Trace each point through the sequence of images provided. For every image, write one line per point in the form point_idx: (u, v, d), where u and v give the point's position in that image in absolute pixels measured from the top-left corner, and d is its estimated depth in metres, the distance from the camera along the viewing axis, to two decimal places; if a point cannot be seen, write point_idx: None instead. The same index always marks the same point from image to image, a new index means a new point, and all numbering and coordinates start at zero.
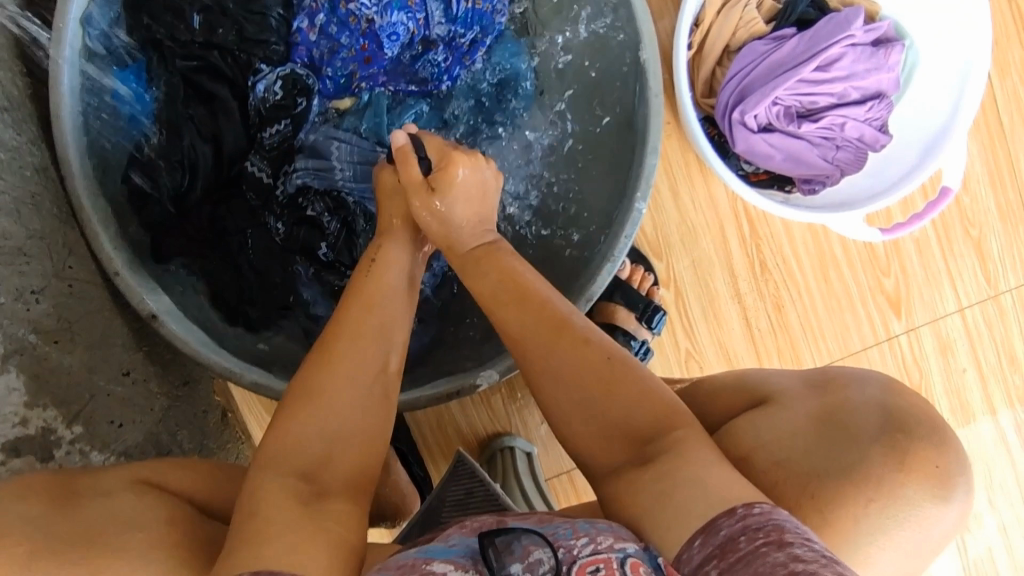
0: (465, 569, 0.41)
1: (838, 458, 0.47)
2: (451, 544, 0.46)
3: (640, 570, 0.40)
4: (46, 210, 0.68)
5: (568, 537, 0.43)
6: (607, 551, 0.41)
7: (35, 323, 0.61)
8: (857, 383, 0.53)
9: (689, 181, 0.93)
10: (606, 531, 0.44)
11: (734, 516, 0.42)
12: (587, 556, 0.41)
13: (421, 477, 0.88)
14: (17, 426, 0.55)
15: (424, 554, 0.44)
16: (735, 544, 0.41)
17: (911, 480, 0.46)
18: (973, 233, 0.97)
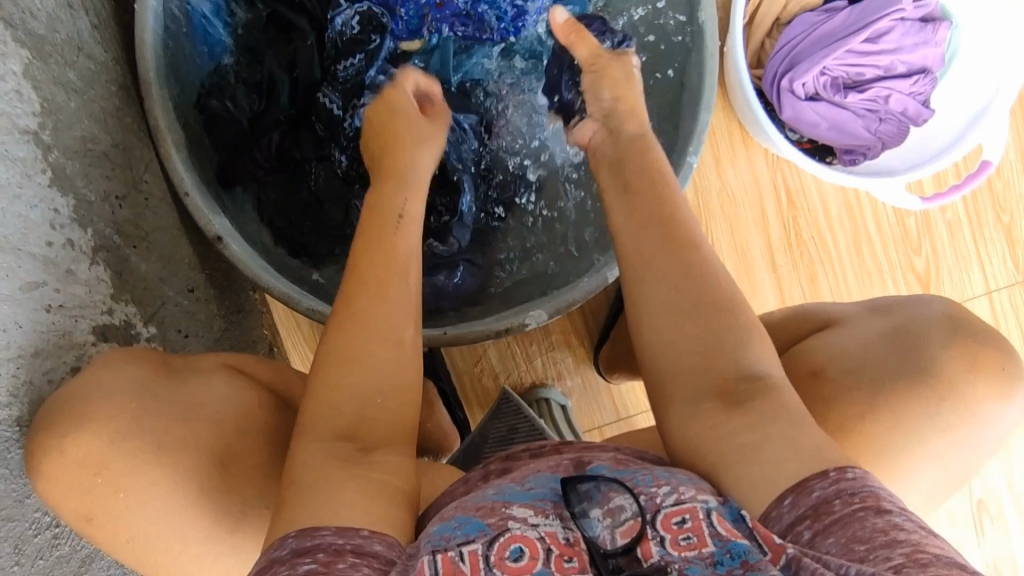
0: (546, 515, 0.43)
1: (900, 363, 0.54)
2: (527, 481, 0.47)
3: (723, 523, 0.42)
4: (128, 126, 0.71)
5: (648, 483, 0.45)
6: (691, 501, 0.43)
7: (118, 226, 0.64)
8: (919, 304, 0.58)
9: (731, 150, 0.96)
10: (688, 483, 0.45)
11: (828, 480, 0.43)
12: (671, 506, 0.43)
13: (460, 419, 0.91)
14: (104, 314, 0.58)
15: (504, 496, 0.45)
16: (830, 506, 0.41)
17: (981, 381, 0.53)
18: (1004, 218, 0.99)
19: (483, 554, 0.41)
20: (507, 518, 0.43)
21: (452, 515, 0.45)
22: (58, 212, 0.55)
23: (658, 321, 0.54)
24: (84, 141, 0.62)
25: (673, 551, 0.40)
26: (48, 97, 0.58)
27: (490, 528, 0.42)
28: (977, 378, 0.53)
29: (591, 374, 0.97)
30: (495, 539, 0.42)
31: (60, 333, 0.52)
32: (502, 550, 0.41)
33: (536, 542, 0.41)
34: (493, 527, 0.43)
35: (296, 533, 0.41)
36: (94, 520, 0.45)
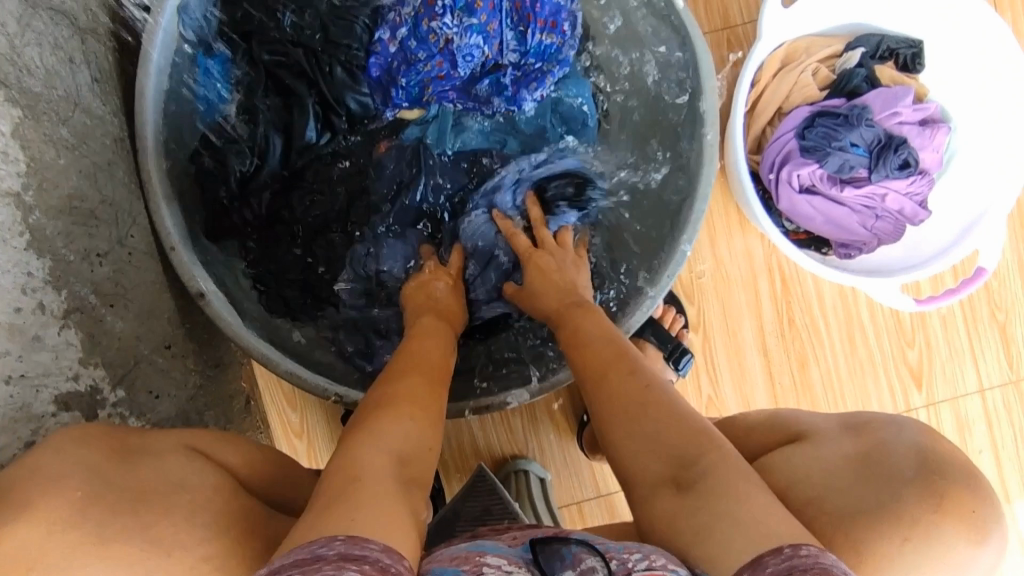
0: (519, 567, 0.43)
1: (868, 496, 0.51)
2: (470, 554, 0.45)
3: None
4: (119, 179, 0.71)
5: (619, 551, 0.44)
6: (663, 569, 0.42)
7: (97, 285, 0.63)
8: (892, 428, 0.56)
9: (728, 231, 0.96)
10: (658, 552, 0.44)
11: (781, 555, 0.41)
12: (643, 570, 0.41)
13: (435, 489, 0.88)
14: (69, 381, 0.56)
15: (454, 566, 0.42)
16: None
17: (951, 522, 0.49)
18: (999, 316, 0.98)
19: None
20: (482, 564, 0.43)
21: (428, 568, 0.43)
22: (32, 276, 0.54)
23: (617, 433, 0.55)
24: (71, 198, 0.61)
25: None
26: (36, 156, 0.58)
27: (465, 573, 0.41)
28: (973, 517, 0.50)
29: (573, 448, 0.95)
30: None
31: (19, 405, 0.50)
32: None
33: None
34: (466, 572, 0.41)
35: (344, 538, 0.38)
36: None
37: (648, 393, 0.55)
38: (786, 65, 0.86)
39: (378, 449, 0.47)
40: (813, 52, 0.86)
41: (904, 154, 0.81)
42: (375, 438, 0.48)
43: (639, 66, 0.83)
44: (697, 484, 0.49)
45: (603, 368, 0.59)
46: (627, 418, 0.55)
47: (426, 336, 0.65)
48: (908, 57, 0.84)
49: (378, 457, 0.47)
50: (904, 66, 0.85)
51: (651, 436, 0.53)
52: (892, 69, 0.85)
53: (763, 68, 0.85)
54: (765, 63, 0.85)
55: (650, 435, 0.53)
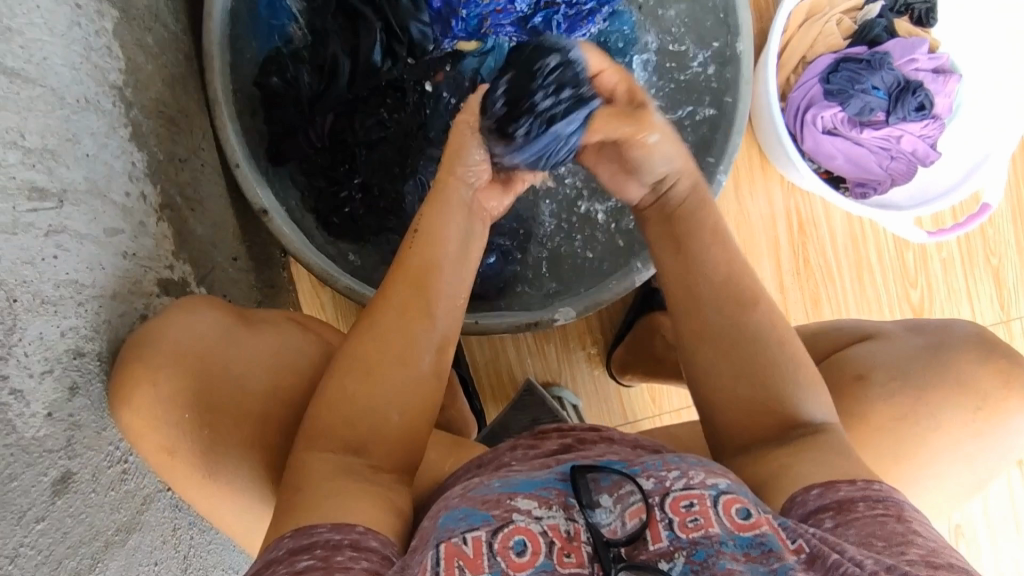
0: (549, 507, 0.44)
1: (935, 373, 0.60)
2: (533, 473, 0.48)
3: (734, 505, 0.43)
4: (190, 95, 0.73)
5: (659, 467, 0.46)
6: (701, 488, 0.44)
7: (180, 188, 0.66)
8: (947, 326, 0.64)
9: (751, 176, 1.02)
10: (697, 467, 0.46)
11: (856, 485, 0.46)
12: (680, 490, 0.44)
13: (478, 410, 0.93)
14: (167, 269, 0.59)
15: (510, 488, 0.46)
16: (854, 505, 0.45)
17: (1014, 395, 0.59)
18: (993, 260, 1.06)
19: (488, 541, 0.42)
20: (512, 509, 0.44)
21: (456, 507, 0.45)
22: (135, 166, 0.57)
23: (705, 347, 0.59)
24: (156, 103, 0.64)
25: (681, 536, 0.41)
26: (130, 57, 0.60)
27: (495, 521, 0.43)
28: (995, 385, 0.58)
29: (602, 377, 1.00)
30: (499, 528, 0.42)
31: (133, 280, 0.53)
32: (507, 540, 0.42)
33: (539, 535, 0.42)
34: (496, 519, 0.43)
35: (316, 528, 0.42)
36: (176, 452, 0.48)
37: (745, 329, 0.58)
38: (812, 17, 0.92)
39: (357, 412, 0.49)
40: (836, 4, 0.91)
41: (919, 92, 0.88)
42: (370, 393, 0.50)
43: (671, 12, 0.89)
44: (796, 440, 0.52)
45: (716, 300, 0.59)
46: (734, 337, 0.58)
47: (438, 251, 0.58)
48: (923, 11, 0.91)
49: (365, 418, 0.49)
50: (918, 20, 0.91)
51: (736, 364, 0.57)
52: (907, 23, 0.92)
53: (790, 18, 0.91)
54: (791, 15, 0.91)
55: (743, 382, 0.56)
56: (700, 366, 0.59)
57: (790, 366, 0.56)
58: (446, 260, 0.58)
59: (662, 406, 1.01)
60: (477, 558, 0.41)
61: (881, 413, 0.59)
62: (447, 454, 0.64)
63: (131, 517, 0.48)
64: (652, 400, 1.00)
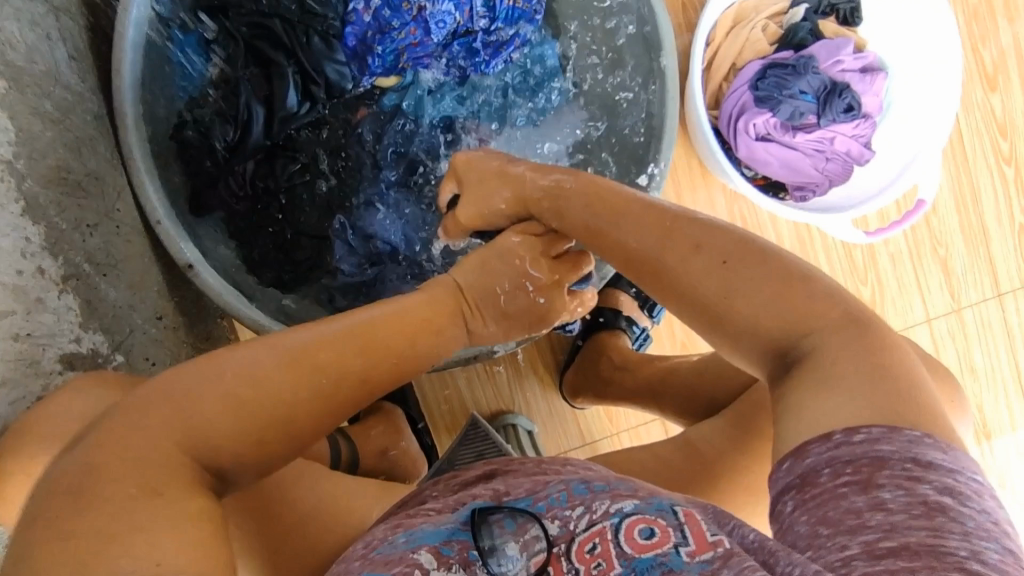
0: (449, 565, 0.40)
1: None
2: (441, 520, 0.44)
3: (635, 530, 0.40)
4: (101, 154, 0.71)
5: (563, 504, 0.43)
6: (602, 520, 0.41)
7: (89, 254, 0.64)
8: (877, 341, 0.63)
9: (692, 185, 1.01)
10: (601, 496, 0.43)
11: (829, 442, 0.39)
12: (584, 531, 0.41)
13: (428, 445, 0.92)
14: (72, 342, 0.58)
15: (415, 544, 0.42)
16: (818, 476, 0.39)
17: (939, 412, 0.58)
18: (940, 252, 1.06)
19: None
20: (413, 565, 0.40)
21: (354, 573, 0.41)
22: (29, 240, 0.56)
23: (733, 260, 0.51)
24: (58, 169, 0.62)
25: None
26: (24, 127, 0.59)
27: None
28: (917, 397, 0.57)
29: (558, 400, 0.99)
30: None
31: (27, 362, 0.52)
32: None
33: None
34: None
35: None
36: None
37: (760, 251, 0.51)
38: (737, 24, 0.91)
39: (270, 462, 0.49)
40: (760, 10, 0.91)
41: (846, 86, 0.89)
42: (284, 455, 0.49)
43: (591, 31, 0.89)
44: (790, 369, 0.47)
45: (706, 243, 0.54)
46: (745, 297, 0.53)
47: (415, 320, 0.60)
48: (848, 12, 0.91)
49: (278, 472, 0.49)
50: (844, 20, 0.92)
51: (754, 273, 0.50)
52: (834, 23, 0.92)
53: (716, 27, 0.91)
54: (716, 23, 0.91)
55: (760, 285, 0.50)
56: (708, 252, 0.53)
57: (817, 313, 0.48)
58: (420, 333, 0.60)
59: (619, 425, 0.99)
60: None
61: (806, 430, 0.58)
62: (378, 505, 0.62)
63: None
64: (609, 419, 0.99)
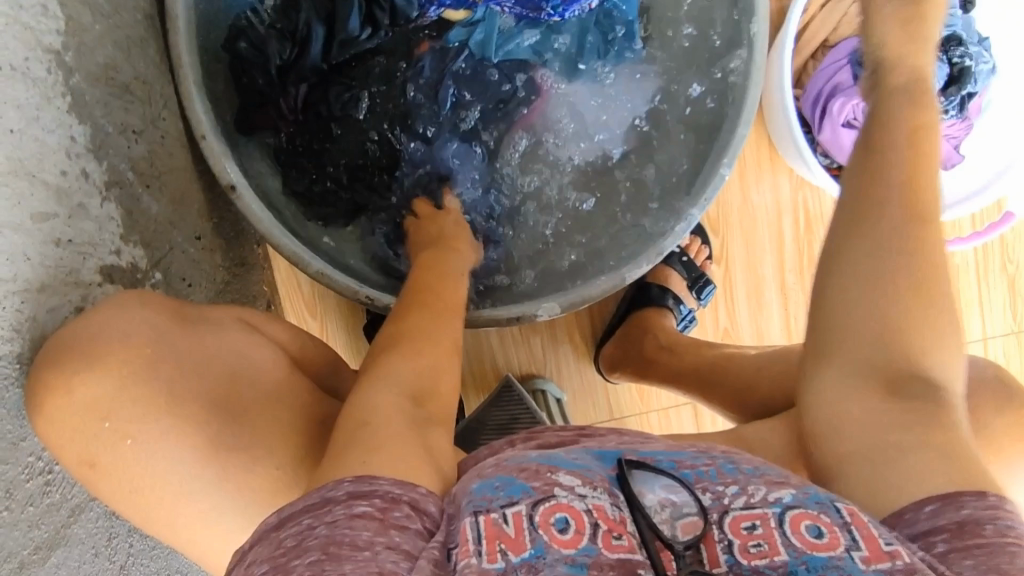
0: (594, 488, 0.37)
1: None
2: (573, 454, 0.41)
3: (801, 526, 0.36)
4: (150, 57, 0.67)
5: (713, 480, 0.39)
6: (764, 506, 0.37)
7: (133, 163, 0.60)
8: None
9: (758, 166, 0.95)
10: (758, 480, 0.39)
11: (985, 500, 0.38)
12: (742, 509, 0.37)
13: (455, 401, 0.90)
14: (113, 254, 0.55)
15: (551, 461, 0.39)
16: (979, 528, 0.37)
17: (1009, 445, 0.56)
18: (1010, 268, 1.00)
19: (528, 514, 0.35)
20: (554, 484, 0.37)
21: (493, 474, 0.39)
22: (74, 140, 0.52)
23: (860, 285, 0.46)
24: (107, 68, 0.58)
25: (742, 562, 0.34)
26: (74, 16, 0.54)
27: (537, 494, 0.36)
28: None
29: (590, 371, 0.97)
30: (541, 502, 0.36)
31: (67, 271, 0.49)
32: (547, 516, 0.35)
33: (583, 515, 0.35)
34: (538, 492, 0.37)
35: (354, 478, 0.37)
36: (99, 468, 0.42)
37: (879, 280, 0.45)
38: None
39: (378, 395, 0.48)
40: None
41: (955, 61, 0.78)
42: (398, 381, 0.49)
43: None
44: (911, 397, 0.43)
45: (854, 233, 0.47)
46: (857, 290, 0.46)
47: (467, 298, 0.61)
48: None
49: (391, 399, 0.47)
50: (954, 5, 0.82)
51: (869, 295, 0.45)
52: None
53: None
54: None
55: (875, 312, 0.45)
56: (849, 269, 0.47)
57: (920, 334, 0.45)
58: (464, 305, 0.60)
59: (650, 404, 0.97)
60: (517, 538, 0.34)
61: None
62: None
63: (58, 527, 0.45)
64: (640, 397, 0.97)
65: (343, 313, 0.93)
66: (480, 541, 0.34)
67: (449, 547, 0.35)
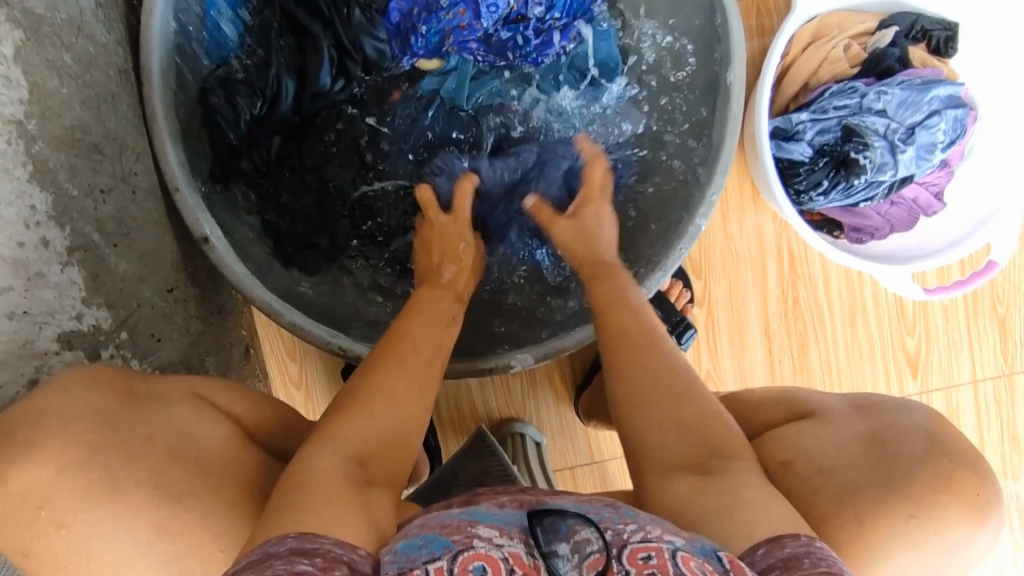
0: (511, 538, 0.41)
1: (876, 473, 0.52)
2: (496, 509, 0.46)
3: (692, 561, 0.39)
4: (121, 113, 0.67)
5: (615, 521, 0.44)
6: (659, 541, 0.41)
7: (100, 223, 0.61)
8: (901, 410, 0.58)
9: (740, 210, 0.94)
10: (654, 524, 0.43)
11: (800, 540, 0.41)
12: (638, 541, 0.41)
13: (432, 446, 0.89)
14: (73, 319, 0.55)
15: (470, 517, 0.43)
16: (800, 562, 0.40)
17: (955, 503, 0.50)
18: (999, 309, 0.99)
19: (448, 568, 0.38)
20: (474, 535, 0.41)
21: (417, 530, 0.42)
22: (35, 209, 0.52)
23: (647, 395, 0.55)
24: (73, 130, 0.59)
25: None
26: (38, 83, 0.54)
27: (456, 543, 0.40)
28: (958, 504, 0.51)
29: (570, 414, 0.96)
30: (459, 554, 0.39)
31: (21, 343, 0.49)
32: (466, 564, 0.38)
33: (500, 561, 0.38)
34: (458, 543, 0.40)
35: (296, 535, 0.39)
36: (35, 554, 0.42)
37: (682, 387, 0.54)
38: (817, 40, 0.82)
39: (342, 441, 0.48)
40: (846, 27, 0.82)
41: (931, 111, 0.77)
42: (372, 415, 0.51)
43: (652, 37, 0.82)
44: (719, 473, 0.50)
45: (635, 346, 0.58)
46: (639, 397, 0.55)
47: (425, 309, 0.62)
48: (941, 40, 0.80)
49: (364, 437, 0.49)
50: (934, 50, 0.81)
51: (663, 395, 0.54)
52: (923, 50, 0.81)
53: (793, 41, 0.82)
54: (795, 36, 0.81)
55: (671, 408, 0.53)
56: (623, 385, 0.56)
57: (713, 412, 0.54)
58: (421, 325, 0.60)
59: None
60: None
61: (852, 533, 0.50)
62: None
63: None
64: (621, 440, 0.95)
65: (321, 357, 0.93)
66: None
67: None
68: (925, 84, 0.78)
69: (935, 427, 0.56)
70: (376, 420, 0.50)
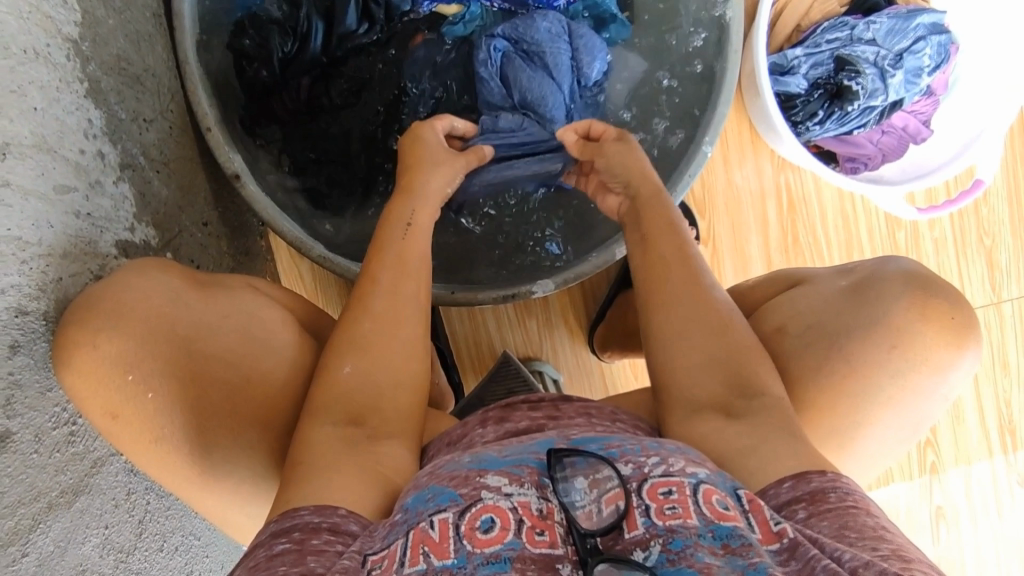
0: (521, 484, 0.41)
1: (857, 315, 0.58)
2: (506, 450, 0.45)
3: (714, 496, 0.39)
4: (158, 52, 0.70)
5: (637, 453, 0.43)
6: (680, 475, 0.41)
7: (144, 148, 0.64)
8: (880, 266, 0.62)
9: (740, 151, 0.99)
10: (676, 455, 0.43)
11: (826, 476, 0.42)
12: (660, 476, 0.40)
13: (455, 382, 0.92)
14: (127, 231, 0.59)
15: (479, 464, 0.43)
16: (826, 496, 0.41)
17: (932, 328, 0.56)
18: (986, 241, 1.04)
19: (454, 523, 0.38)
20: (481, 487, 0.40)
21: (428, 483, 0.42)
22: (92, 123, 0.56)
23: (686, 332, 0.54)
24: (120, 59, 0.61)
25: (657, 523, 0.37)
26: (88, 10, 0.57)
27: (464, 498, 0.40)
28: (929, 329, 0.56)
29: (585, 352, 0.99)
30: (467, 508, 0.39)
31: (86, 240, 0.52)
32: (473, 521, 0.38)
33: (507, 513, 0.38)
34: (465, 497, 0.40)
35: (310, 508, 0.41)
36: (121, 418, 0.46)
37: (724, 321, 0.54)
38: None
39: (344, 395, 0.50)
40: None
41: (918, 38, 0.83)
42: (364, 363, 0.51)
43: None
44: (748, 415, 0.49)
45: (681, 283, 0.57)
46: (678, 324, 0.55)
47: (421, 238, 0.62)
48: None
49: (368, 392, 0.50)
50: None
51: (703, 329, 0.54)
52: None
53: None
54: None
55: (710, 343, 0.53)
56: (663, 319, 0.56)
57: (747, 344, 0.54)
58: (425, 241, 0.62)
59: (645, 380, 1.00)
60: (443, 542, 0.37)
61: (832, 376, 0.57)
62: None
63: (81, 476, 0.48)
64: (633, 374, 1.00)
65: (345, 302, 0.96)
66: (405, 551, 0.37)
67: (367, 556, 0.38)
68: (910, 15, 0.83)
69: (916, 270, 0.60)
70: (367, 373, 0.51)
